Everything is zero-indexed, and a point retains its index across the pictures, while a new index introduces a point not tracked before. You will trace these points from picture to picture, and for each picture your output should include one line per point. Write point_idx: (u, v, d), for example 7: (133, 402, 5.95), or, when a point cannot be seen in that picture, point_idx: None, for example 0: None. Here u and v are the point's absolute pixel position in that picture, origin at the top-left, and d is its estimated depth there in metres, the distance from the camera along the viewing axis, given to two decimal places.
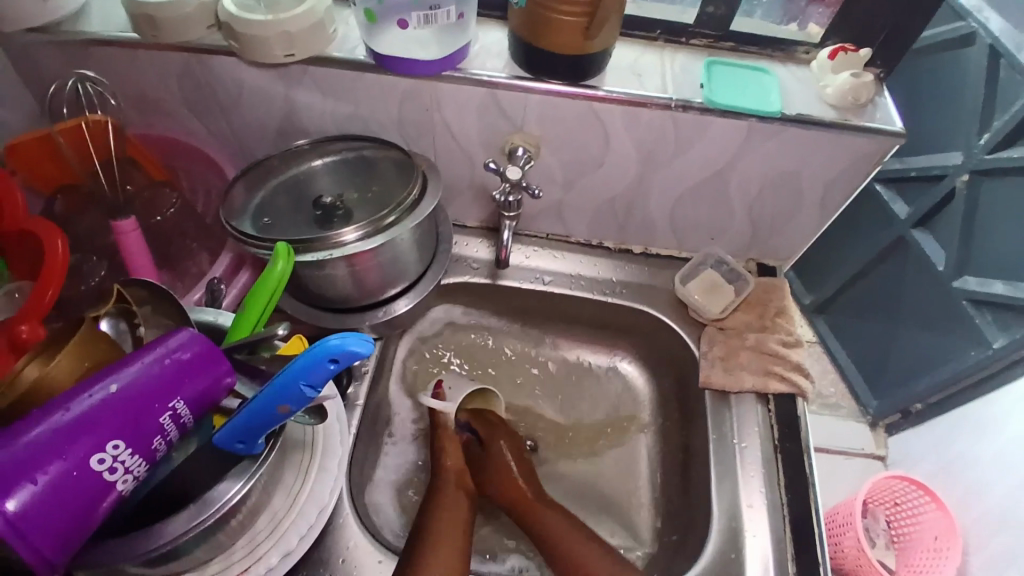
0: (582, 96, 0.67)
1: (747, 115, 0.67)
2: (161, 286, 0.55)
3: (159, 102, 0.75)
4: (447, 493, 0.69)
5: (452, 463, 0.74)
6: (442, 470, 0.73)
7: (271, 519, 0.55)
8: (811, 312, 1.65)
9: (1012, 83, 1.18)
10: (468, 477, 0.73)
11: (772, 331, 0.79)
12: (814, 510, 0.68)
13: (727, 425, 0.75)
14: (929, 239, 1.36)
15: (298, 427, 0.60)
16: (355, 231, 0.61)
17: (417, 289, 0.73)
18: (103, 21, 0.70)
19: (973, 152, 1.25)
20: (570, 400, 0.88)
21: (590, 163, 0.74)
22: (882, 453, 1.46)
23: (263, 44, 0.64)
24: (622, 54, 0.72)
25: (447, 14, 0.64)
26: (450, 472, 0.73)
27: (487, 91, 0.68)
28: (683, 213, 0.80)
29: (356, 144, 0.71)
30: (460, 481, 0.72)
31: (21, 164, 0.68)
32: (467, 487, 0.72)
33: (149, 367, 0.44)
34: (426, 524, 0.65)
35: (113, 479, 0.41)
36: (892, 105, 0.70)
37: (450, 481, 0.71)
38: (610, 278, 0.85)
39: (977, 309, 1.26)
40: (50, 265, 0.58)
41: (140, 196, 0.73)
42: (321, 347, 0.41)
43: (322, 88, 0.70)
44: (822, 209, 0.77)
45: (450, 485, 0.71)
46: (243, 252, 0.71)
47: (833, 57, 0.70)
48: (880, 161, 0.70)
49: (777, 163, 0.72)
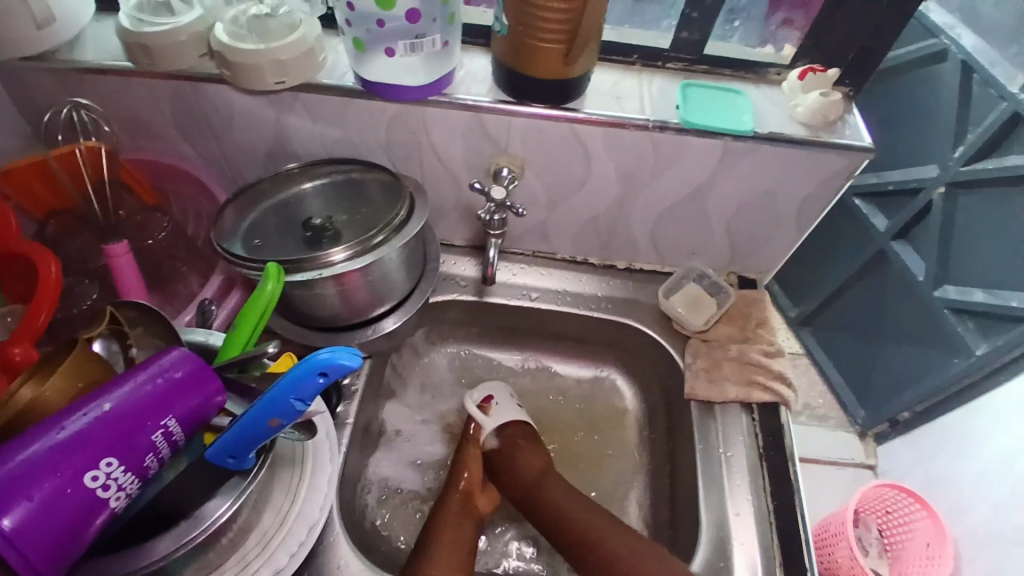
0: (564, 118, 0.69)
1: (722, 135, 0.69)
2: (153, 308, 0.56)
3: (152, 127, 0.76)
4: (449, 516, 0.69)
5: (465, 485, 0.74)
6: (450, 492, 0.72)
7: (261, 537, 0.56)
8: (796, 325, 1.67)
9: (984, 98, 1.22)
10: (478, 502, 0.73)
11: (754, 342, 0.81)
12: (800, 517, 0.69)
13: (713, 435, 0.76)
14: (908, 251, 1.39)
15: (288, 444, 0.61)
16: (342, 252, 0.62)
17: (405, 308, 0.74)
18: (97, 51, 0.72)
19: (948, 166, 1.29)
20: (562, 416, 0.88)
21: (573, 182, 0.77)
22: (872, 462, 1.48)
23: (254, 71, 0.66)
24: (601, 78, 0.74)
25: (433, 43, 0.65)
26: (459, 496, 0.72)
27: (471, 115, 0.70)
28: (665, 230, 0.82)
29: (344, 167, 0.73)
30: (464, 508, 0.71)
31: (14, 189, 0.69)
32: (474, 513, 0.71)
33: (142, 386, 0.45)
34: (423, 553, 0.64)
35: (106, 495, 0.42)
36: (860, 122, 0.72)
37: (455, 505, 0.71)
38: (595, 294, 0.87)
39: (958, 318, 1.29)
40: (42, 288, 0.59)
41: (132, 220, 0.74)
42: (311, 361, 0.43)
43: (311, 113, 0.72)
44: (799, 224, 0.79)
45: (451, 504, 0.71)
46: (233, 273, 0.72)
47: (802, 79, 0.73)
48: (851, 177, 0.72)
49: (752, 181, 0.74)
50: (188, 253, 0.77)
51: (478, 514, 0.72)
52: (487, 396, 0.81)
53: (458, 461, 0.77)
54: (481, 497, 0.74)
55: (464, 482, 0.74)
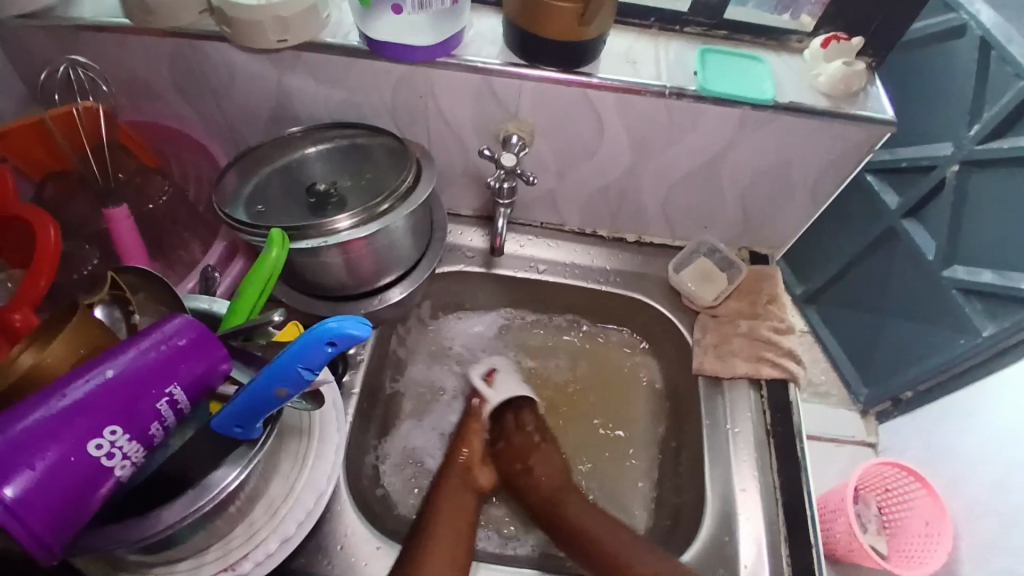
0: (577, 83, 0.67)
1: (740, 103, 0.67)
2: (153, 273, 0.56)
3: (151, 89, 0.74)
4: (450, 490, 0.69)
5: (464, 460, 0.73)
6: (450, 465, 0.72)
7: (269, 505, 0.56)
8: (803, 303, 1.66)
9: (1000, 77, 1.19)
10: (478, 476, 0.73)
11: (765, 318, 0.80)
12: (806, 493, 0.69)
13: (720, 411, 0.76)
14: (919, 229, 1.37)
15: (295, 413, 0.60)
16: (348, 219, 0.61)
17: (411, 278, 0.73)
18: (94, 7, 0.70)
19: (962, 144, 1.26)
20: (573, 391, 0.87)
21: (584, 150, 0.75)
22: (873, 441, 1.48)
23: (256, 29, 0.63)
24: (615, 42, 0.72)
25: (442, 0, 0.62)
26: (458, 470, 0.72)
27: (481, 79, 0.68)
28: (677, 201, 0.81)
29: (349, 132, 0.70)
30: (466, 480, 0.71)
31: (12, 151, 0.67)
32: (474, 486, 0.71)
33: (145, 353, 0.44)
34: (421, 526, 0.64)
35: (111, 464, 0.42)
36: (883, 93, 0.70)
37: (455, 478, 0.71)
38: (603, 267, 0.86)
39: (966, 298, 1.28)
40: (40, 257, 0.57)
41: (131, 183, 0.72)
42: (319, 329, 0.42)
43: (315, 74, 0.70)
44: (814, 197, 0.77)
45: (452, 478, 0.71)
46: (236, 240, 0.71)
47: (825, 47, 0.70)
48: (871, 150, 0.70)
49: (767, 152, 0.72)
50: (191, 219, 0.76)
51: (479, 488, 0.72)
52: (490, 370, 0.83)
53: (459, 436, 0.77)
54: (482, 470, 0.74)
55: (463, 457, 0.74)
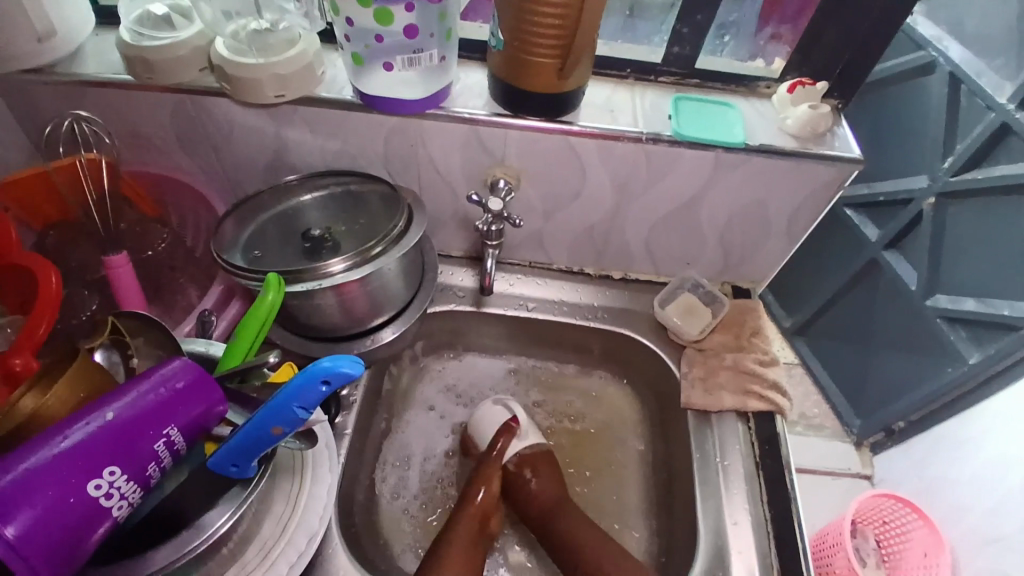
0: (559, 131, 0.70)
1: (714, 147, 0.71)
2: (154, 317, 0.56)
3: (152, 142, 0.77)
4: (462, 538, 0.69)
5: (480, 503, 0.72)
6: (465, 508, 0.72)
7: (261, 546, 0.56)
8: (791, 334, 1.68)
9: (972, 110, 1.24)
10: (491, 521, 0.73)
11: (749, 351, 0.82)
12: (797, 525, 0.70)
13: (709, 444, 0.77)
14: (901, 261, 1.41)
15: (288, 454, 0.61)
16: (341, 262, 0.63)
17: (403, 318, 0.75)
18: (97, 64, 0.73)
19: (938, 176, 1.31)
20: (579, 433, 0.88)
21: (568, 193, 0.78)
22: (869, 472, 1.48)
23: (255, 86, 0.67)
24: (594, 92, 0.76)
25: (431, 57, 0.66)
26: (472, 514, 0.71)
27: (469, 128, 0.71)
28: (659, 239, 0.83)
29: (343, 179, 0.74)
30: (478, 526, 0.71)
31: (14, 201, 0.70)
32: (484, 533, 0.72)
33: (143, 395, 0.46)
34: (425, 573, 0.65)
35: (109, 504, 0.43)
36: (850, 134, 0.74)
37: (468, 523, 0.71)
38: (591, 303, 0.88)
39: (951, 326, 1.30)
40: (42, 296, 0.59)
41: (131, 232, 0.76)
42: (313, 369, 0.43)
43: (311, 127, 0.73)
44: (791, 235, 0.81)
45: (464, 527, 0.70)
46: (233, 284, 0.72)
47: (792, 92, 0.74)
48: (841, 187, 0.74)
49: (744, 191, 0.75)
50: (187, 264, 0.78)
51: (487, 531, 0.72)
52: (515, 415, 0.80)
53: (478, 476, 0.75)
54: (494, 514, 0.74)
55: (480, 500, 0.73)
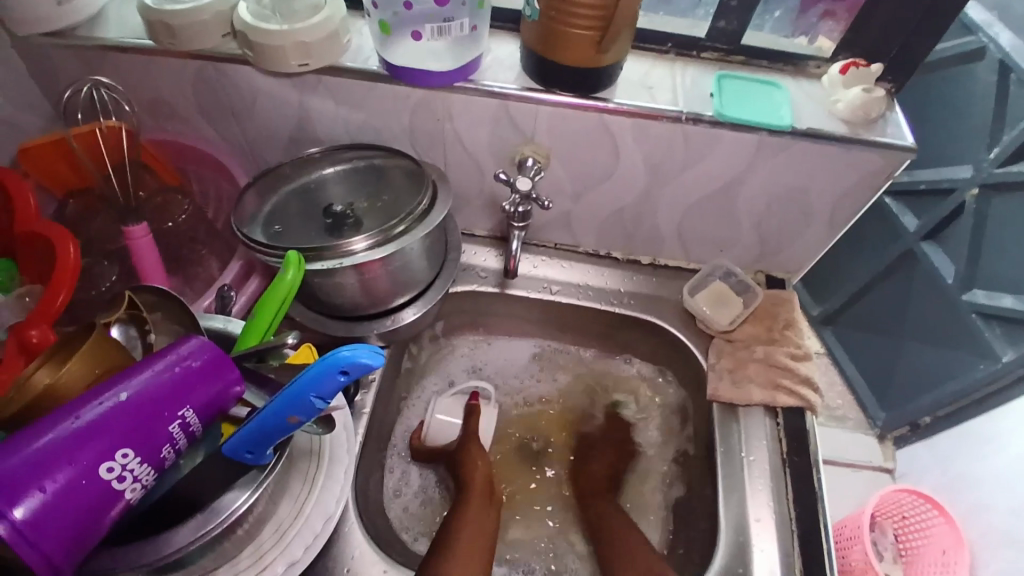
0: (593, 108, 0.67)
1: (757, 130, 0.67)
2: (171, 291, 0.55)
3: (173, 109, 0.76)
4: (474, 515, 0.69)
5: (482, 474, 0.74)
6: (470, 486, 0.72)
7: (278, 527, 0.55)
8: (819, 324, 1.64)
9: (1022, 99, 1.17)
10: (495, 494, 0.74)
11: (781, 344, 0.78)
12: (823, 525, 0.67)
13: (734, 438, 0.74)
14: (937, 252, 1.36)
15: (306, 436, 0.60)
16: (364, 240, 0.61)
17: (425, 298, 0.73)
18: (118, 27, 0.71)
19: (982, 166, 1.25)
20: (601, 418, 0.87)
21: (599, 174, 0.75)
22: (890, 466, 1.45)
23: (278, 54, 0.64)
24: (632, 68, 0.72)
25: (461, 27, 0.63)
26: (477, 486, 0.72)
27: (499, 103, 0.68)
28: (691, 225, 0.80)
29: (367, 153, 0.71)
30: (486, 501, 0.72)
31: (36, 169, 0.69)
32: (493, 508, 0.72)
33: (159, 375, 0.44)
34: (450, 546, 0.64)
35: (122, 486, 0.42)
36: (903, 118, 0.69)
37: (478, 499, 0.71)
38: (618, 289, 0.85)
39: (986, 322, 1.26)
40: (61, 271, 0.58)
41: (152, 202, 0.74)
42: (332, 358, 0.41)
43: (335, 97, 0.71)
44: (832, 224, 0.77)
45: (472, 502, 0.71)
46: (253, 259, 0.71)
47: (844, 73, 0.70)
48: (891, 176, 0.69)
49: (785, 177, 0.72)
50: (209, 238, 0.76)
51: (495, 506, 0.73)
52: (478, 392, 0.84)
53: (464, 459, 0.75)
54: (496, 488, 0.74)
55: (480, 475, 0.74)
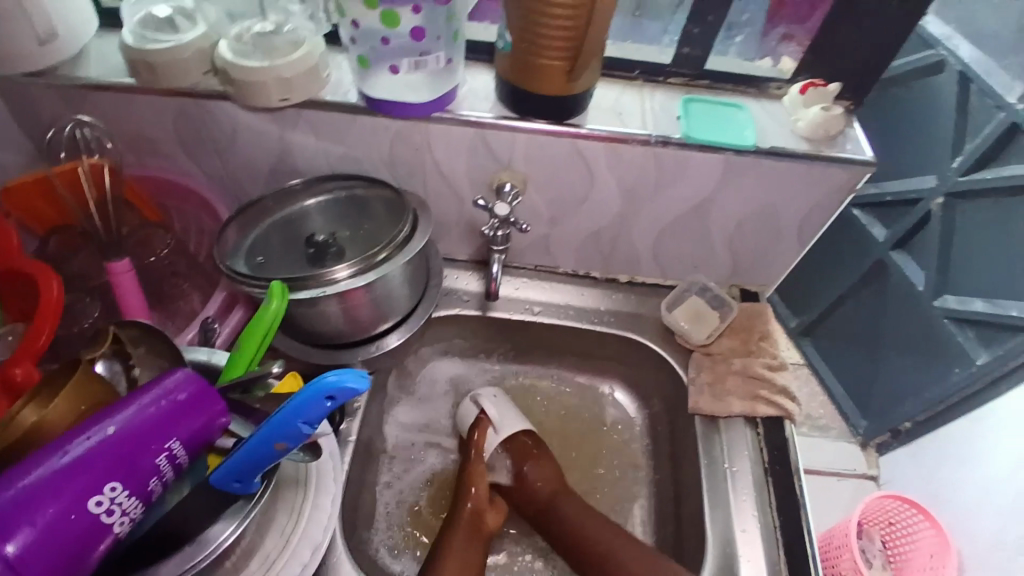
0: (567, 135, 0.69)
1: (725, 149, 0.69)
2: (156, 326, 0.56)
3: (156, 145, 0.77)
4: (458, 546, 0.68)
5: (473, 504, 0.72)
6: (459, 513, 0.71)
7: (264, 559, 0.55)
8: (797, 335, 1.66)
9: (982, 109, 1.23)
10: (487, 519, 0.72)
11: (758, 355, 0.80)
12: (807, 532, 0.69)
13: (718, 450, 0.76)
14: (908, 261, 1.39)
15: (292, 465, 0.60)
16: (346, 269, 0.62)
17: (407, 325, 0.74)
18: (99, 67, 0.72)
19: (946, 176, 1.29)
20: (587, 436, 0.88)
21: (575, 197, 0.76)
22: (874, 473, 1.47)
23: (258, 88, 0.66)
24: (603, 94, 0.75)
25: (437, 60, 0.65)
26: (468, 515, 0.71)
27: (475, 132, 0.70)
28: (666, 244, 0.82)
29: (347, 183, 0.72)
30: (475, 527, 0.71)
31: (16, 207, 0.69)
32: (483, 534, 0.71)
33: (146, 408, 0.45)
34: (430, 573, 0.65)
35: (111, 520, 0.42)
36: (860, 134, 0.73)
37: (465, 528, 0.70)
38: (598, 307, 0.87)
39: (959, 327, 1.29)
40: (43, 307, 0.58)
41: (134, 236, 0.74)
42: (318, 384, 0.42)
43: (315, 130, 0.72)
44: (801, 239, 0.79)
45: (461, 527, 0.70)
46: (235, 291, 0.71)
47: (804, 93, 0.73)
48: (854, 190, 0.72)
49: (755, 195, 0.74)
50: (190, 272, 0.77)
51: (487, 531, 0.72)
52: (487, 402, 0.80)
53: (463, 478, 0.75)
54: (490, 513, 0.73)
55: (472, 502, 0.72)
